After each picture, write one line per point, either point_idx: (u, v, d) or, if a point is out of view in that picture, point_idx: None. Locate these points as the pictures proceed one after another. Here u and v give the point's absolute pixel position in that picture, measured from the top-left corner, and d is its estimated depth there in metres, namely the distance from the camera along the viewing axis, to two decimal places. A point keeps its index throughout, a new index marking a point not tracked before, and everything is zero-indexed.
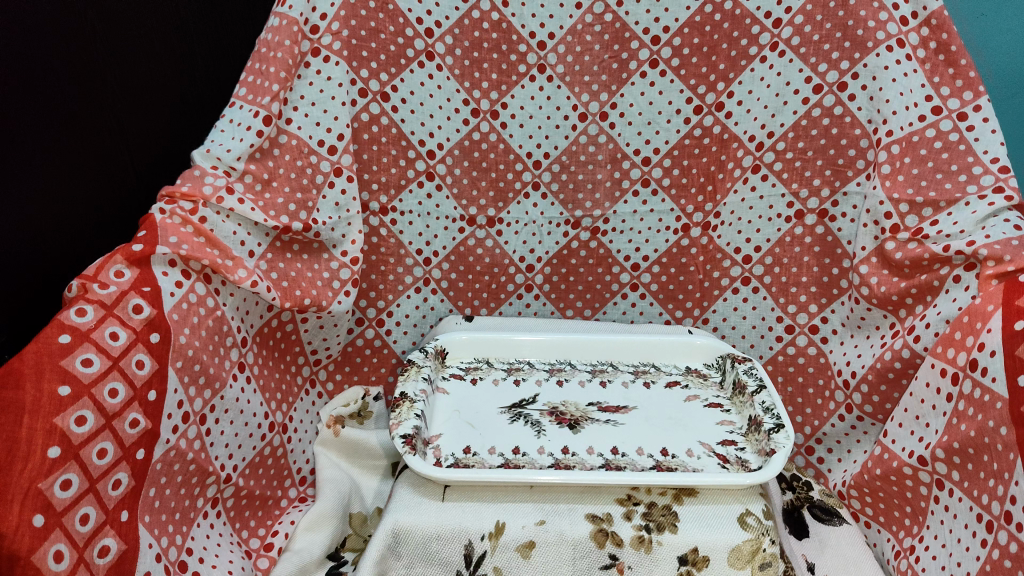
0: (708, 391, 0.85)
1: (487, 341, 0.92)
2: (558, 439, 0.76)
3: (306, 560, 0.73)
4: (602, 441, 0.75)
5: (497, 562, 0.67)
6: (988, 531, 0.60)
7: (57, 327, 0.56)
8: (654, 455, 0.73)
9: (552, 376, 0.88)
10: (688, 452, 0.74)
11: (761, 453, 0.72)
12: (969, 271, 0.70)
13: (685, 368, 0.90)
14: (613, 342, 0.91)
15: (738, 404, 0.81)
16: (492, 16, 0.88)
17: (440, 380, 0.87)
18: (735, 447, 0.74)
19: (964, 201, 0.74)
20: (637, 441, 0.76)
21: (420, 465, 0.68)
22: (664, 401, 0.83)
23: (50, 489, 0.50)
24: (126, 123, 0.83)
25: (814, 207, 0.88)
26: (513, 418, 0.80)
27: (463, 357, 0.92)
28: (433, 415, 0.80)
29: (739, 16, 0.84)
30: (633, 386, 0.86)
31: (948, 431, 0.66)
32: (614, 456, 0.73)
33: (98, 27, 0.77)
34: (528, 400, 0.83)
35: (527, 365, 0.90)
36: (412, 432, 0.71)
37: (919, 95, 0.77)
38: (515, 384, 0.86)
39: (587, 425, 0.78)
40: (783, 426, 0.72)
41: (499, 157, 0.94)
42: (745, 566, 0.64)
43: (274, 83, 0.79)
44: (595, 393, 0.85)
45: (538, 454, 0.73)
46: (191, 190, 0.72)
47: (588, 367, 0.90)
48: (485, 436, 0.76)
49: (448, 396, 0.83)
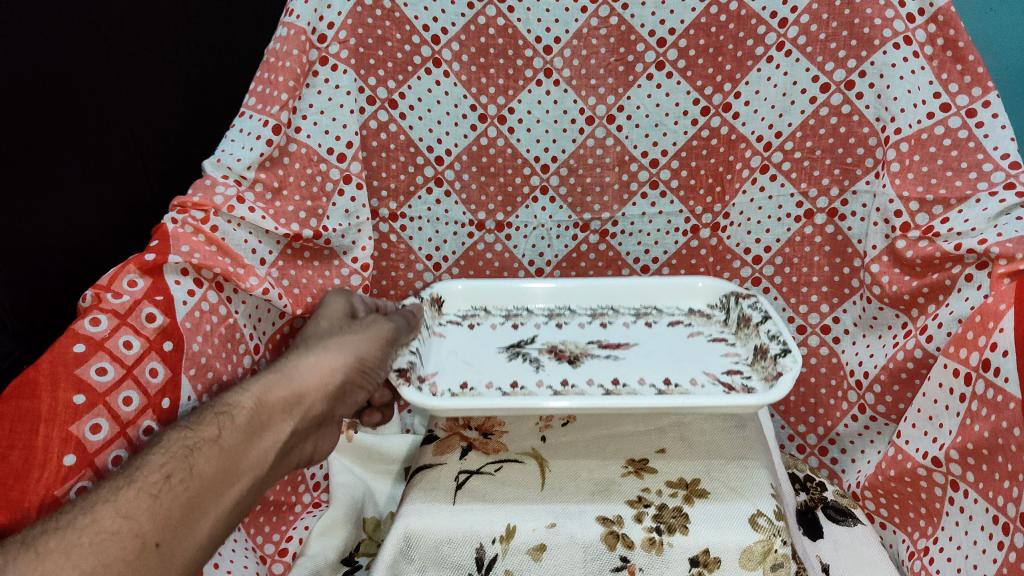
0: (711, 329, 0.85)
1: (483, 287, 0.92)
2: (557, 374, 0.77)
3: (320, 564, 0.77)
4: (602, 373, 0.76)
5: (508, 565, 0.66)
6: (1004, 533, 0.59)
7: (72, 336, 0.56)
8: (656, 384, 0.74)
9: (551, 319, 0.89)
10: (692, 381, 0.74)
11: (767, 380, 0.72)
12: (981, 270, 0.69)
13: (688, 309, 0.90)
14: (613, 284, 0.90)
15: (742, 336, 0.82)
16: (497, 22, 0.87)
17: (437, 327, 0.88)
18: (740, 375, 0.75)
19: (975, 197, 0.72)
20: (637, 373, 0.76)
21: (414, 396, 0.68)
22: (665, 338, 0.83)
23: (66, 496, 0.51)
24: (137, 133, 0.86)
25: (824, 207, 0.87)
26: (511, 356, 0.81)
27: (459, 305, 0.92)
28: (430, 355, 0.81)
29: (745, 16, 0.83)
30: (634, 326, 0.87)
31: (962, 432, 0.66)
32: (614, 386, 0.74)
33: (109, 39, 0.80)
34: (526, 340, 0.84)
35: (524, 311, 0.91)
36: (407, 367, 0.72)
37: (927, 92, 0.76)
38: (513, 328, 0.88)
39: (586, 360, 0.79)
40: (790, 351, 0.72)
41: (507, 162, 0.94)
42: (757, 568, 0.64)
43: (282, 92, 0.78)
44: (595, 333, 0.85)
45: (536, 387, 0.74)
46: (202, 200, 0.70)
47: (587, 311, 0.90)
48: (482, 372, 0.78)
49: (445, 339, 0.85)
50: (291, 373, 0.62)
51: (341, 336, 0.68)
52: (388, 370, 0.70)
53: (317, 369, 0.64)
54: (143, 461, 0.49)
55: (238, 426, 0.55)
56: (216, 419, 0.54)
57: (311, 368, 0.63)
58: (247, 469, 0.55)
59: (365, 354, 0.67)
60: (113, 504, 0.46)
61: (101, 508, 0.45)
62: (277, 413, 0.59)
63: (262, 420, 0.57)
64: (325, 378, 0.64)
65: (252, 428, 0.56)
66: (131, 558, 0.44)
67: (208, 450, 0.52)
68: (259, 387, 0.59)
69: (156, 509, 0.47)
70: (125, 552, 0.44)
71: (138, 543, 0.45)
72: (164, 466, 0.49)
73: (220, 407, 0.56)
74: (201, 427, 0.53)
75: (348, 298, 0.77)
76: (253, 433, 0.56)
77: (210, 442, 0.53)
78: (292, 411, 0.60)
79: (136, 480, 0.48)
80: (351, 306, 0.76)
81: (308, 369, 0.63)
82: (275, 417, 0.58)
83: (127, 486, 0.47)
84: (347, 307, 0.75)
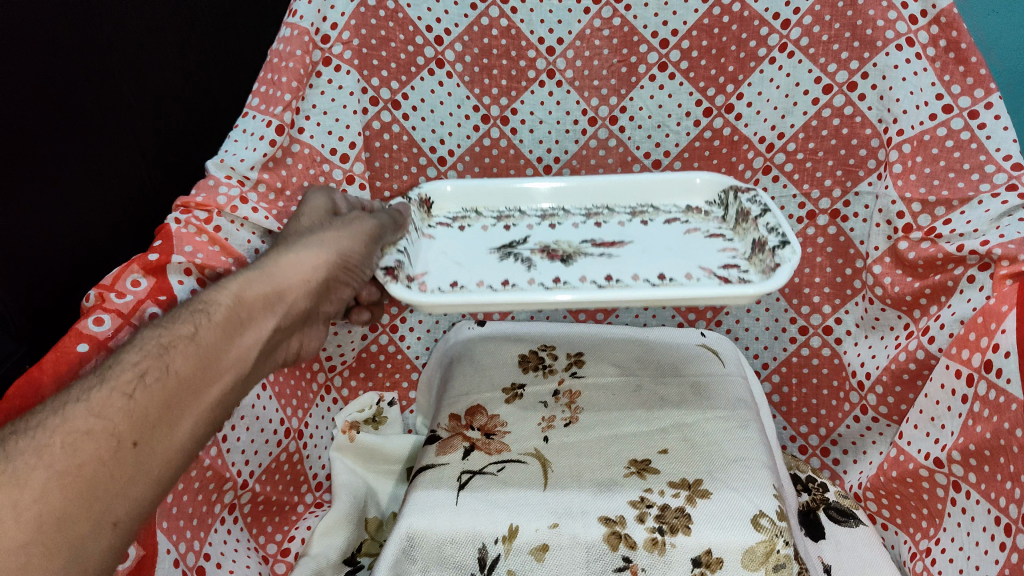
0: (709, 225, 0.83)
1: (473, 188, 0.87)
2: (549, 272, 0.75)
3: (322, 564, 0.77)
4: (595, 271, 0.75)
5: (511, 566, 0.66)
6: (1006, 534, 0.59)
7: (75, 336, 0.56)
8: (650, 280, 0.73)
9: (544, 221, 0.86)
10: (686, 276, 0.74)
11: (766, 273, 0.71)
12: (983, 271, 0.69)
13: (685, 207, 0.86)
14: (610, 184, 0.86)
15: (740, 232, 0.80)
16: (501, 23, 0.86)
17: (426, 229, 0.84)
18: (737, 271, 0.75)
19: (976, 199, 0.72)
20: (632, 270, 0.75)
21: (402, 292, 0.66)
22: (661, 235, 0.81)
23: None
24: (139, 134, 0.86)
25: (826, 208, 0.88)
26: (503, 257, 0.79)
27: (449, 208, 0.87)
28: (419, 255, 0.79)
29: (748, 17, 0.83)
30: (630, 224, 0.84)
31: (964, 433, 0.66)
32: (607, 283, 0.73)
33: (113, 39, 0.80)
34: (518, 241, 0.82)
35: (517, 212, 0.87)
36: (394, 266, 0.70)
37: (929, 93, 0.75)
38: (505, 229, 0.84)
39: (580, 259, 0.77)
40: (788, 243, 0.70)
41: (509, 161, 0.96)
42: (759, 568, 0.64)
43: (286, 92, 0.78)
44: (589, 232, 0.83)
45: (528, 284, 0.73)
46: (205, 200, 0.71)
47: (582, 211, 0.87)
48: (472, 272, 0.76)
49: (434, 241, 0.82)
50: (271, 270, 0.59)
51: (321, 232, 0.64)
52: (372, 268, 0.68)
53: (298, 268, 0.60)
54: (117, 361, 0.47)
55: (215, 324, 0.52)
56: (191, 318, 0.52)
57: (290, 266, 0.60)
58: (227, 367, 0.53)
59: (346, 250, 0.64)
60: (85, 404, 0.44)
61: (75, 407, 0.43)
62: (256, 311, 0.56)
63: (240, 317, 0.54)
64: (307, 277, 0.61)
65: (230, 326, 0.53)
66: (109, 456, 0.42)
67: (184, 348, 0.50)
68: (236, 285, 0.56)
69: (131, 409, 0.45)
70: (102, 451, 0.42)
71: (114, 441, 0.43)
72: (138, 364, 0.47)
73: (196, 305, 0.53)
74: (175, 325, 0.51)
75: (329, 192, 0.73)
76: (231, 331, 0.53)
77: (185, 340, 0.50)
78: (272, 308, 0.58)
79: (110, 380, 0.45)
80: (332, 200, 0.72)
81: (288, 268, 0.60)
82: (255, 315, 0.56)
83: (99, 385, 0.45)
84: (328, 202, 0.71)
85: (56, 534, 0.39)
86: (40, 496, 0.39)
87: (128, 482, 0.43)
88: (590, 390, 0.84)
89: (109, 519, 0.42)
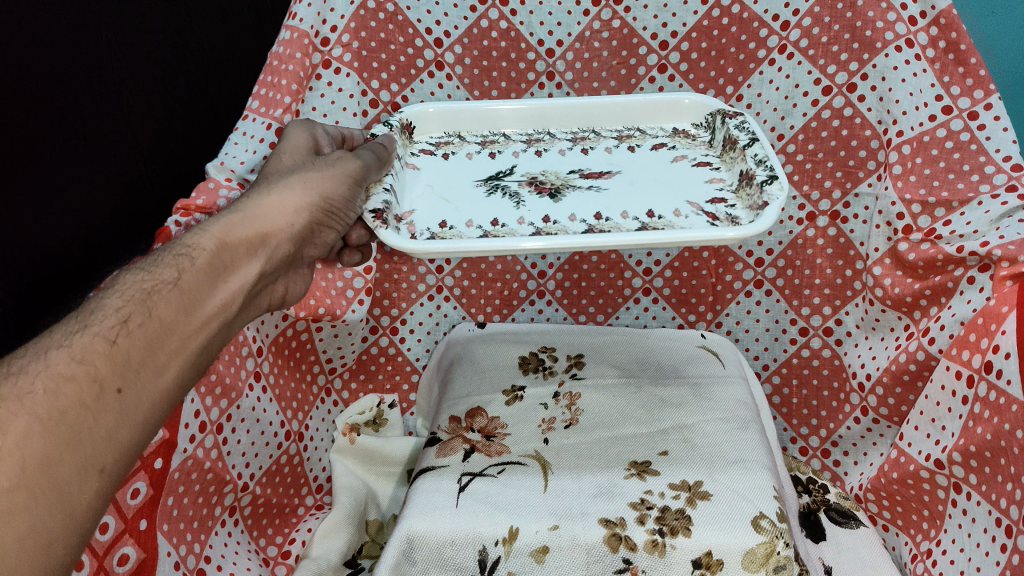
0: (696, 151, 0.80)
1: (457, 111, 0.84)
2: (538, 210, 0.71)
3: (322, 566, 0.77)
4: (585, 209, 0.71)
5: (511, 568, 0.66)
6: (1007, 535, 0.59)
7: None
8: (639, 218, 0.69)
9: (530, 147, 0.83)
10: (675, 212, 0.70)
11: (753, 209, 0.68)
12: (983, 272, 0.68)
13: (672, 130, 0.84)
14: (598, 104, 0.83)
15: (728, 161, 0.76)
16: (499, 25, 0.87)
17: (409, 157, 0.81)
18: (724, 205, 0.71)
19: (976, 201, 0.71)
20: (622, 206, 0.71)
21: (392, 238, 0.63)
22: (650, 162, 0.79)
23: None
24: (139, 136, 0.86)
25: (826, 209, 0.88)
26: (490, 190, 0.75)
27: (432, 132, 0.85)
28: (405, 191, 0.75)
29: (747, 20, 0.83)
30: (617, 151, 0.81)
31: (965, 434, 0.66)
32: (597, 223, 0.69)
33: (112, 41, 0.80)
34: (505, 172, 0.78)
35: (502, 137, 0.85)
36: (382, 207, 0.66)
37: (929, 95, 0.74)
38: (491, 157, 0.81)
39: (569, 193, 0.74)
40: (777, 178, 0.67)
41: None
42: (759, 570, 0.64)
43: (286, 95, 0.79)
44: (577, 161, 0.80)
45: (518, 224, 0.69)
46: (205, 202, 0.68)
47: (568, 136, 0.84)
48: (460, 210, 0.72)
49: (418, 171, 0.78)
50: (255, 213, 0.55)
51: (306, 173, 0.60)
52: (358, 210, 0.64)
53: (284, 211, 0.56)
54: (94, 307, 0.42)
55: (200, 268, 0.48)
56: (174, 260, 0.47)
57: (274, 207, 0.56)
58: (213, 312, 0.48)
59: (332, 190, 0.60)
60: (63, 349, 0.39)
61: (53, 351, 0.38)
62: (242, 256, 0.52)
63: (226, 262, 0.50)
64: (294, 221, 0.57)
65: (215, 270, 0.49)
66: (91, 401, 0.38)
67: (168, 292, 0.45)
68: (220, 227, 0.51)
69: (114, 353, 0.40)
70: (84, 395, 0.38)
71: (96, 386, 0.38)
72: (120, 308, 0.42)
73: (178, 248, 0.48)
74: (157, 268, 0.46)
75: (310, 131, 0.68)
76: (217, 275, 0.49)
77: (168, 283, 0.45)
78: (258, 251, 0.53)
79: (90, 324, 0.41)
80: (315, 140, 0.68)
81: (273, 211, 0.56)
82: (241, 259, 0.52)
83: (76, 330, 0.40)
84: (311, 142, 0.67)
85: (39, 481, 0.34)
86: (21, 442, 0.34)
87: (113, 427, 0.38)
88: (591, 391, 0.84)
89: (95, 466, 0.37)
